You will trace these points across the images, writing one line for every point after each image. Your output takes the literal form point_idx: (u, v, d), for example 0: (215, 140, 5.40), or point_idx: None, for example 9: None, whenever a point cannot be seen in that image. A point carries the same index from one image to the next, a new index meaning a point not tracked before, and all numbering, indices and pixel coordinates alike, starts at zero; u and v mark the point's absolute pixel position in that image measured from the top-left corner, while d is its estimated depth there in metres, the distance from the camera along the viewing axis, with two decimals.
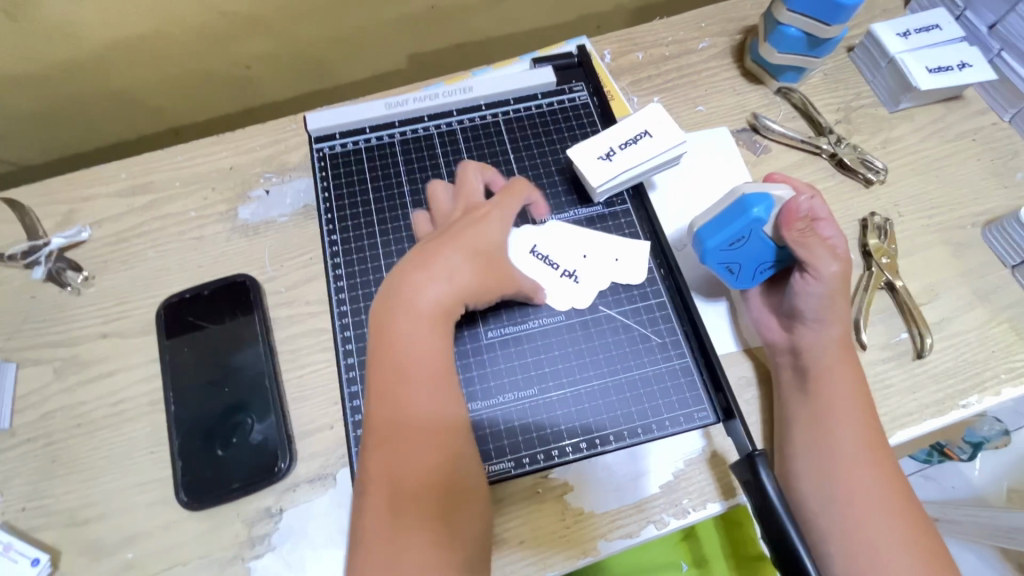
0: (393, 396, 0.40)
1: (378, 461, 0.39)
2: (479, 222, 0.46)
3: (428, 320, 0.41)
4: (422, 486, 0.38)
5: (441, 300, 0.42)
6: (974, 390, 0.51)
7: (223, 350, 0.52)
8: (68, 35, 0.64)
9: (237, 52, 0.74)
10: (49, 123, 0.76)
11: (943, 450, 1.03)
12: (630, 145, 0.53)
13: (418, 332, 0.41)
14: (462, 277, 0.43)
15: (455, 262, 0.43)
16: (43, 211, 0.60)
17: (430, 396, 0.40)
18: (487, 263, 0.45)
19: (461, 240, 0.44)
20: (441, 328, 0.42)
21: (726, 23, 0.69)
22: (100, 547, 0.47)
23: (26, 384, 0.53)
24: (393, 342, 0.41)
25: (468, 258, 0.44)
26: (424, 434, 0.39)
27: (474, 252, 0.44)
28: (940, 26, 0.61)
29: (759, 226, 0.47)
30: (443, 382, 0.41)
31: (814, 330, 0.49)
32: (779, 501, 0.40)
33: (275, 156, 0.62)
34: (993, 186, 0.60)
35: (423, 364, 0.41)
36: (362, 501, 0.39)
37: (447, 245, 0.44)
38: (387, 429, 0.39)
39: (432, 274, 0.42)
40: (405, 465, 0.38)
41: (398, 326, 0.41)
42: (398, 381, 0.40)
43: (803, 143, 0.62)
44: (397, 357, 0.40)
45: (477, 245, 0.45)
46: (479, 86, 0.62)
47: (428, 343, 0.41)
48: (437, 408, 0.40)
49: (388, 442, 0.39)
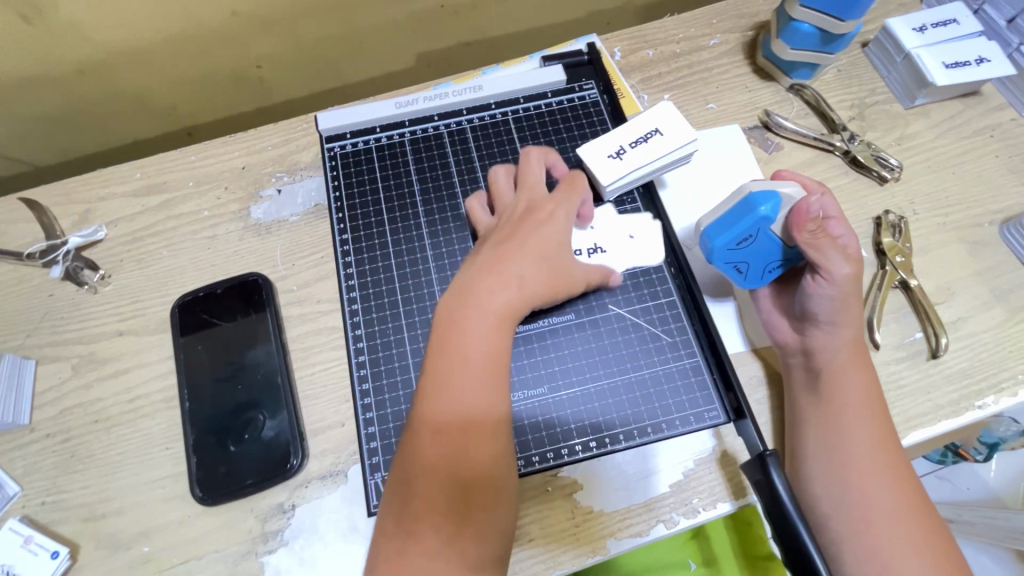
0: (445, 385, 0.40)
1: (422, 445, 0.39)
2: (548, 229, 0.47)
3: (492, 321, 0.42)
4: (463, 478, 0.39)
5: (506, 304, 0.43)
6: (990, 391, 0.51)
7: (236, 348, 0.53)
8: (82, 37, 0.65)
9: (249, 52, 0.75)
10: (65, 123, 0.77)
11: (957, 450, 1.01)
12: (640, 143, 0.53)
13: (481, 330, 0.42)
14: (527, 285, 0.44)
15: (520, 268, 0.45)
16: (61, 210, 0.61)
17: (482, 392, 0.41)
18: (550, 272, 0.46)
19: (528, 246, 0.46)
20: (505, 330, 0.43)
21: (738, 19, 0.68)
22: (116, 541, 0.48)
23: (44, 381, 0.54)
24: (456, 336, 0.42)
25: (533, 266, 0.45)
26: (475, 429, 0.40)
27: (540, 262, 0.45)
28: (957, 20, 0.60)
29: (766, 224, 0.47)
30: (498, 380, 0.41)
31: (826, 334, 0.48)
32: (791, 501, 0.40)
33: (286, 155, 0.63)
34: (1011, 184, 0.59)
35: (482, 360, 0.41)
36: (399, 481, 0.40)
37: (513, 249, 0.45)
38: (436, 417, 0.40)
39: (500, 278, 0.44)
40: (451, 457, 0.39)
41: (463, 322, 0.42)
42: (453, 371, 0.41)
43: (816, 140, 0.61)
44: (458, 350, 0.41)
45: (545, 254, 0.46)
46: (489, 84, 0.62)
47: (490, 341, 0.42)
48: (490, 405, 0.40)
49: (436, 430, 0.39)
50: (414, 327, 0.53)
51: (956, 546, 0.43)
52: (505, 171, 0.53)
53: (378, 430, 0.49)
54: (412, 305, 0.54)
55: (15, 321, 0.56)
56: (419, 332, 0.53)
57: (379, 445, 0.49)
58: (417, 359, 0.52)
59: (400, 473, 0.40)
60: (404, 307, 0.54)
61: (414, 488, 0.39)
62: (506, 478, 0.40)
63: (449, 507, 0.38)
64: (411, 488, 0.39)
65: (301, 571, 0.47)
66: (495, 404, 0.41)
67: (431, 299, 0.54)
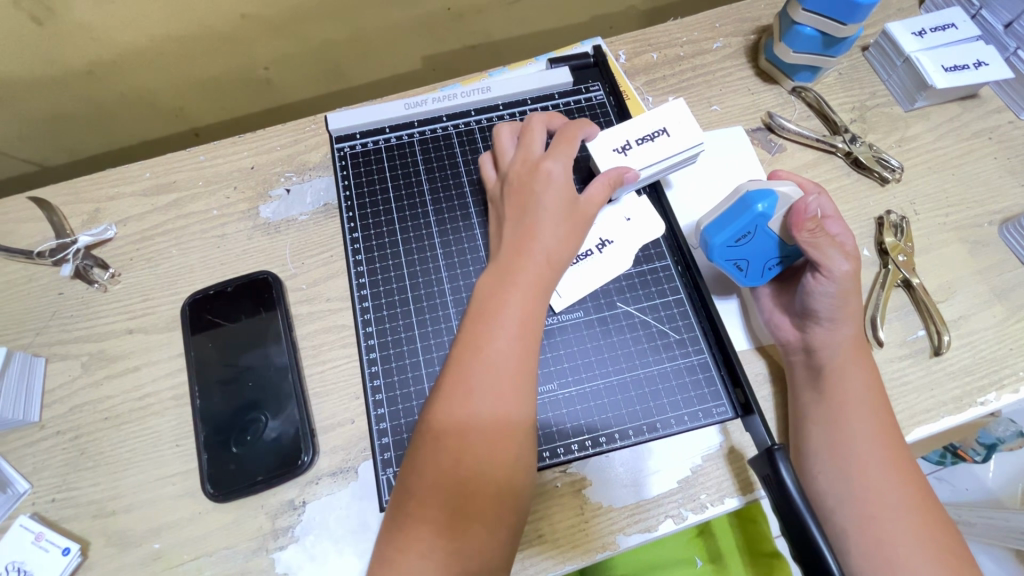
0: (480, 347, 0.43)
1: (452, 404, 0.41)
2: (559, 186, 0.49)
3: (525, 293, 0.45)
4: (490, 441, 0.41)
5: (538, 279, 0.46)
6: (992, 388, 0.51)
7: (247, 346, 0.53)
8: (92, 38, 0.65)
9: (256, 53, 0.76)
10: (72, 124, 0.77)
11: (956, 451, 1.03)
12: (646, 141, 0.53)
13: (515, 298, 0.45)
14: (552, 259, 0.47)
15: (544, 238, 0.47)
16: (70, 209, 0.61)
17: (515, 358, 0.43)
18: (569, 237, 0.48)
19: (548, 210, 0.48)
20: (536, 303, 0.46)
21: (740, 23, 0.69)
22: (126, 538, 0.48)
23: (53, 378, 0.54)
24: (492, 305, 0.45)
25: (556, 235, 0.48)
26: (506, 392, 0.42)
27: (560, 227, 0.48)
28: (955, 25, 0.61)
29: (764, 221, 0.48)
30: (529, 351, 0.44)
31: (828, 330, 0.49)
32: (800, 497, 0.40)
33: (295, 155, 0.63)
34: (1009, 184, 0.60)
35: (515, 327, 0.44)
36: (424, 440, 0.41)
37: (536, 217, 0.48)
38: (470, 378, 0.42)
39: (529, 252, 0.47)
40: (473, 436, 0.40)
41: (498, 293, 0.45)
42: (488, 336, 0.43)
43: (819, 141, 0.62)
44: (494, 319, 0.44)
45: (564, 217, 0.49)
46: (497, 86, 0.63)
47: (522, 315, 0.44)
48: (522, 373, 0.43)
49: (470, 389, 0.41)
50: (424, 325, 0.53)
51: (961, 541, 0.44)
52: (508, 131, 0.55)
53: (389, 426, 0.50)
54: (422, 303, 0.54)
55: (24, 319, 0.56)
56: (429, 330, 0.53)
57: (391, 441, 0.49)
58: (428, 356, 0.52)
59: (424, 433, 0.42)
60: (414, 305, 0.54)
61: (440, 447, 0.40)
62: (527, 450, 0.42)
63: (454, 510, 0.39)
64: (436, 447, 0.41)
65: (311, 567, 0.47)
66: (526, 373, 0.43)
67: (440, 297, 0.54)
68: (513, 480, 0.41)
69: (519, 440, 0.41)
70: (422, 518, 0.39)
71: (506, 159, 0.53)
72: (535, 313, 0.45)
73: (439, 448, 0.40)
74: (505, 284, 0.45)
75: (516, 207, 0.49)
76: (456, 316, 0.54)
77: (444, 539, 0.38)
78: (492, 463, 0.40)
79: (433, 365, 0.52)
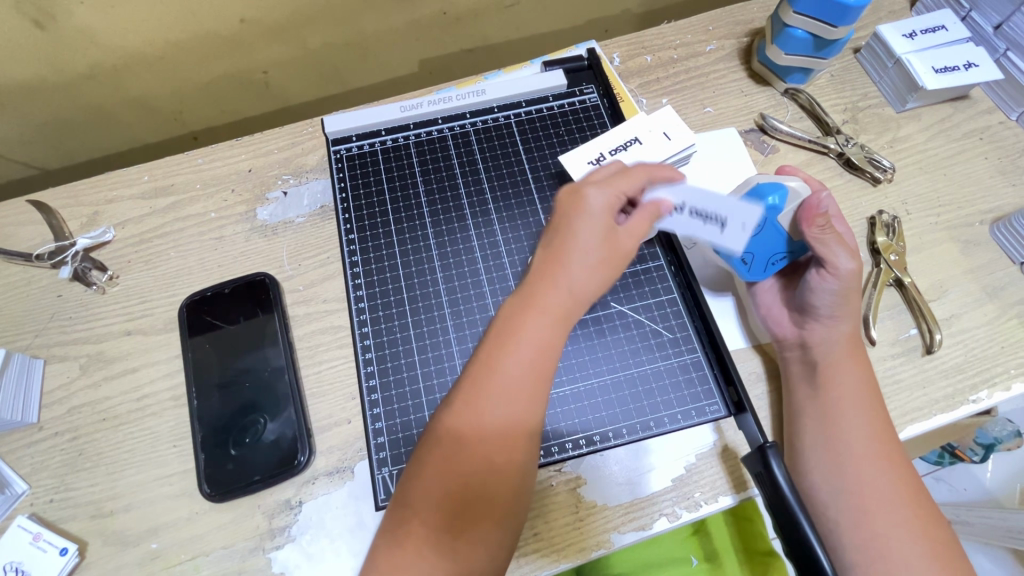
0: (494, 372, 0.40)
1: (460, 418, 0.40)
2: (593, 216, 0.42)
3: (545, 321, 0.41)
4: (490, 466, 0.40)
5: (562, 306, 0.41)
6: (984, 386, 0.52)
7: (245, 347, 0.54)
8: (91, 42, 0.66)
9: (255, 57, 0.76)
10: (71, 128, 0.78)
11: (954, 452, 1.04)
12: (621, 151, 0.54)
13: (534, 326, 0.40)
14: (580, 298, 0.41)
15: (572, 272, 0.41)
16: (69, 212, 0.62)
17: (528, 386, 0.40)
18: (601, 274, 0.42)
19: (578, 242, 0.42)
20: (557, 337, 0.41)
21: (734, 26, 0.70)
22: (124, 538, 0.48)
23: (52, 380, 0.54)
24: (509, 330, 0.41)
25: (589, 273, 0.41)
26: (519, 409, 0.40)
27: (592, 261, 0.41)
28: (945, 27, 0.62)
29: (774, 214, 0.48)
30: (543, 381, 0.41)
31: (826, 327, 0.49)
32: (791, 492, 0.41)
33: (292, 158, 0.64)
34: (1000, 184, 0.61)
35: (532, 353, 0.40)
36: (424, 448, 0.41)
37: (568, 245, 0.42)
38: (479, 393, 0.40)
39: (555, 283, 0.41)
40: (479, 453, 0.39)
41: (517, 318, 0.41)
42: (504, 359, 0.40)
43: (811, 142, 0.62)
44: (512, 344, 0.40)
45: (595, 250, 0.41)
46: (492, 88, 0.64)
47: (542, 340, 0.41)
48: (532, 400, 0.40)
49: (479, 412, 0.40)
50: (420, 325, 0.54)
51: (954, 538, 0.44)
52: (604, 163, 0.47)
53: (385, 426, 0.50)
54: (418, 304, 0.55)
55: (23, 320, 0.57)
56: (425, 330, 0.54)
57: (386, 441, 0.50)
58: (423, 356, 0.52)
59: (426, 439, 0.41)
60: (410, 305, 0.55)
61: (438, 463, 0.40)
62: (530, 464, 0.41)
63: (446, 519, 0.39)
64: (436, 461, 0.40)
65: (308, 567, 0.47)
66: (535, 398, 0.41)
67: (435, 297, 0.55)
68: (515, 496, 0.40)
69: (519, 468, 0.40)
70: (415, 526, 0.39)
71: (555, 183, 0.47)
72: (556, 344, 0.41)
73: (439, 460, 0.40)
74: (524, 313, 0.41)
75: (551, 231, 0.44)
76: (451, 317, 0.54)
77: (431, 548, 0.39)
78: (495, 480, 0.40)
79: (428, 365, 0.52)
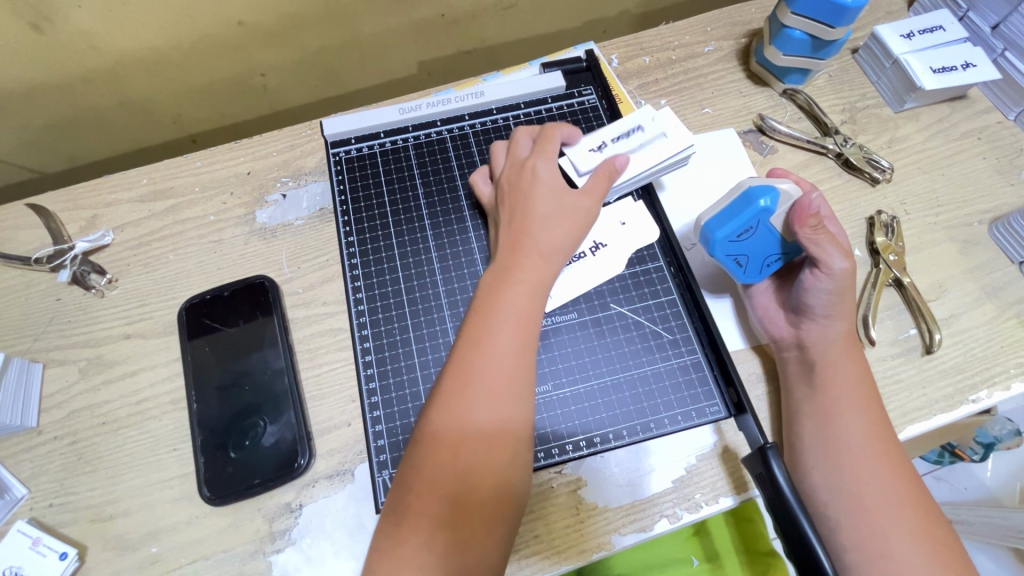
0: (479, 345, 0.43)
1: (449, 415, 0.41)
2: (547, 183, 0.50)
3: (524, 291, 0.46)
4: (488, 440, 0.41)
5: (536, 275, 0.47)
6: (983, 385, 0.52)
7: (244, 350, 0.54)
8: (90, 46, 0.66)
9: (253, 60, 0.76)
10: (69, 131, 0.78)
11: (954, 451, 1.04)
12: (622, 138, 0.54)
13: (513, 296, 0.45)
14: (550, 254, 0.48)
15: (542, 232, 0.48)
16: (67, 216, 0.62)
17: (512, 355, 0.43)
18: (568, 231, 0.49)
19: (541, 206, 0.49)
20: (535, 298, 0.46)
21: (732, 27, 0.70)
22: (124, 542, 0.48)
23: (51, 384, 0.54)
24: (490, 301, 0.46)
25: (553, 229, 0.49)
26: (501, 400, 0.42)
27: (557, 220, 0.49)
28: (943, 27, 0.62)
29: (767, 216, 0.48)
30: (527, 355, 0.44)
31: (822, 326, 0.50)
32: (792, 493, 0.41)
33: (291, 161, 0.64)
34: (998, 184, 0.61)
35: (513, 325, 0.44)
36: (422, 440, 0.42)
37: (533, 211, 0.49)
38: (468, 379, 0.42)
39: (525, 248, 0.48)
40: (471, 446, 0.41)
41: (494, 291, 0.46)
42: (487, 338, 0.44)
43: (810, 143, 0.62)
44: (492, 319, 0.45)
45: (558, 210, 0.49)
46: (491, 90, 0.64)
47: (521, 310, 0.45)
48: (520, 366, 0.43)
49: (468, 388, 0.42)
50: (419, 327, 0.54)
51: (954, 537, 0.44)
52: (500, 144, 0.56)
53: (385, 429, 0.50)
54: (418, 306, 0.55)
55: (23, 324, 0.57)
56: (425, 332, 0.54)
57: (387, 443, 0.50)
58: (424, 359, 0.52)
59: (422, 434, 0.42)
60: (410, 307, 0.55)
61: (440, 447, 0.41)
62: (524, 452, 0.42)
63: (445, 517, 0.39)
64: (437, 447, 0.41)
65: (308, 569, 0.47)
66: (525, 366, 0.44)
67: (435, 299, 0.55)
68: (510, 486, 0.41)
69: (518, 435, 0.42)
70: (421, 514, 0.40)
71: (497, 171, 0.55)
72: (534, 307, 0.46)
73: (432, 459, 0.41)
74: (502, 289, 0.46)
75: (512, 213, 0.50)
76: (450, 318, 0.54)
77: (443, 534, 0.39)
78: (489, 469, 0.40)
79: (428, 366, 0.52)
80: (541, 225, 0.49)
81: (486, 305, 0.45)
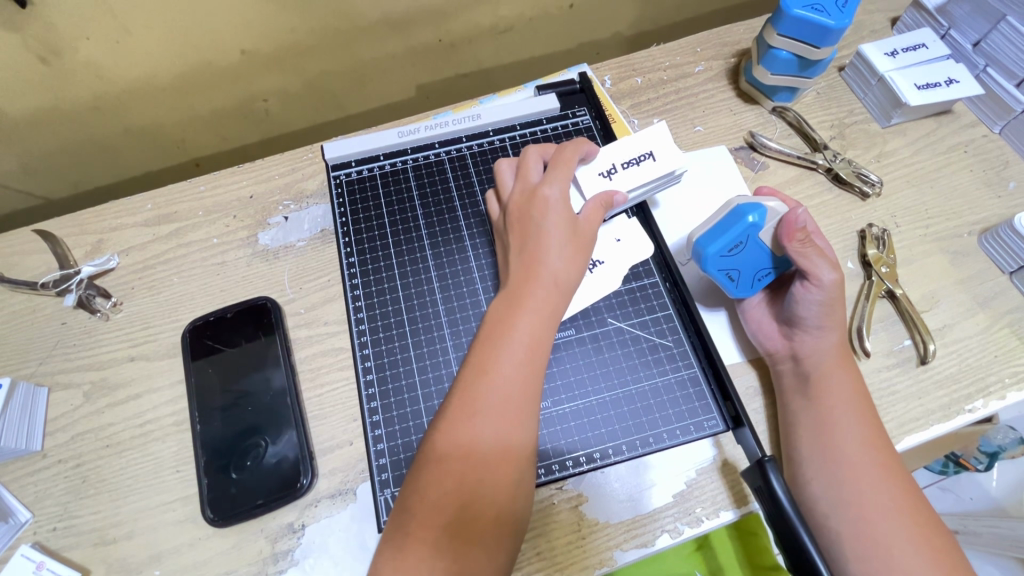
0: (487, 372, 0.44)
1: (455, 439, 0.42)
2: (565, 216, 0.51)
3: (534, 318, 0.46)
4: (495, 466, 0.42)
5: (549, 303, 0.47)
6: (979, 395, 0.52)
7: (245, 371, 0.54)
8: (97, 75, 0.68)
9: (255, 86, 0.78)
10: (74, 158, 0.79)
11: (958, 460, 1.03)
12: (632, 165, 0.55)
13: (523, 323, 0.46)
14: (562, 282, 0.48)
15: (555, 261, 0.48)
16: (73, 241, 0.63)
17: (520, 384, 0.44)
18: (576, 259, 0.49)
19: (554, 234, 0.49)
20: (546, 325, 0.47)
21: (721, 47, 0.72)
22: (126, 565, 0.48)
23: (55, 408, 0.55)
24: (501, 329, 0.46)
25: (565, 259, 0.49)
26: (507, 426, 0.43)
27: (566, 247, 0.49)
28: (925, 44, 0.64)
29: (755, 232, 0.49)
30: (535, 379, 0.45)
31: (814, 337, 0.50)
32: (790, 504, 0.41)
33: (293, 184, 0.65)
34: (986, 196, 0.62)
35: (523, 351, 0.45)
36: (428, 461, 0.42)
37: (545, 235, 0.49)
38: (475, 404, 0.43)
39: (538, 274, 0.48)
40: (477, 471, 0.41)
41: (507, 318, 0.46)
42: (496, 364, 0.44)
43: (799, 158, 0.64)
44: (502, 345, 0.45)
45: (570, 240, 0.50)
46: (487, 113, 0.66)
47: (531, 335, 0.46)
48: (528, 394, 0.44)
49: (474, 413, 0.42)
50: (420, 346, 0.55)
51: (957, 545, 0.44)
52: (507, 165, 0.56)
53: (387, 447, 0.51)
54: (418, 326, 0.56)
55: (26, 349, 0.57)
56: (425, 351, 0.54)
57: (389, 462, 0.50)
58: (424, 376, 0.53)
59: (428, 455, 0.42)
60: (410, 326, 0.56)
61: (444, 470, 0.41)
62: (529, 476, 0.43)
63: (446, 542, 0.40)
64: (443, 470, 0.41)
65: None
66: (532, 396, 0.44)
67: (435, 319, 0.56)
68: (513, 511, 0.42)
69: (522, 461, 0.42)
70: (423, 537, 0.40)
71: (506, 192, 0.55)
72: (544, 334, 0.46)
73: (437, 482, 0.41)
74: (512, 317, 0.46)
75: (523, 239, 0.50)
76: (451, 336, 0.55)
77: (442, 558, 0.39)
78: (492, 495, 0.41)
79: (429, 385, 0.53)
80: (552, 252, 0.49)
81: (495, 331, 0.46)
